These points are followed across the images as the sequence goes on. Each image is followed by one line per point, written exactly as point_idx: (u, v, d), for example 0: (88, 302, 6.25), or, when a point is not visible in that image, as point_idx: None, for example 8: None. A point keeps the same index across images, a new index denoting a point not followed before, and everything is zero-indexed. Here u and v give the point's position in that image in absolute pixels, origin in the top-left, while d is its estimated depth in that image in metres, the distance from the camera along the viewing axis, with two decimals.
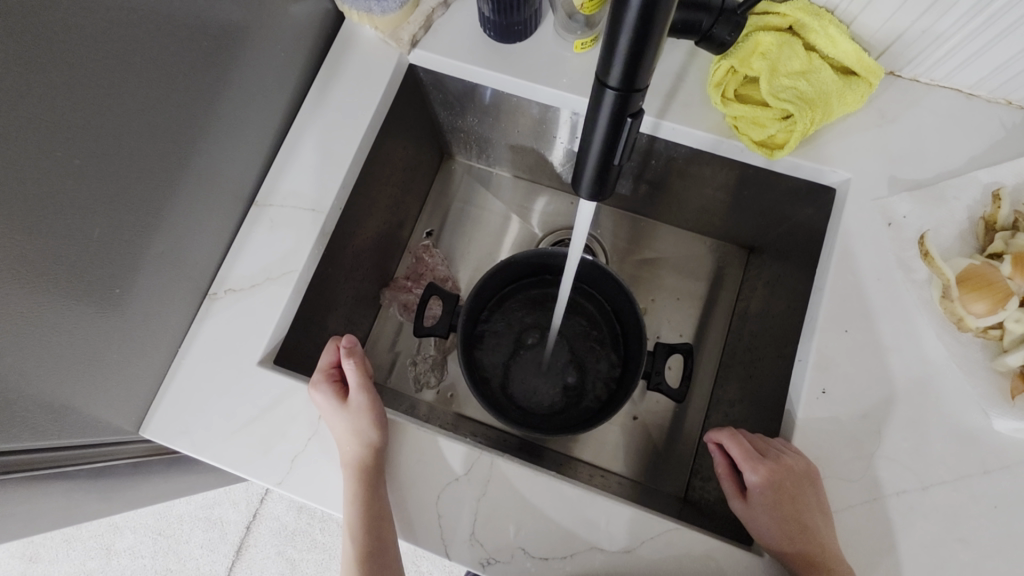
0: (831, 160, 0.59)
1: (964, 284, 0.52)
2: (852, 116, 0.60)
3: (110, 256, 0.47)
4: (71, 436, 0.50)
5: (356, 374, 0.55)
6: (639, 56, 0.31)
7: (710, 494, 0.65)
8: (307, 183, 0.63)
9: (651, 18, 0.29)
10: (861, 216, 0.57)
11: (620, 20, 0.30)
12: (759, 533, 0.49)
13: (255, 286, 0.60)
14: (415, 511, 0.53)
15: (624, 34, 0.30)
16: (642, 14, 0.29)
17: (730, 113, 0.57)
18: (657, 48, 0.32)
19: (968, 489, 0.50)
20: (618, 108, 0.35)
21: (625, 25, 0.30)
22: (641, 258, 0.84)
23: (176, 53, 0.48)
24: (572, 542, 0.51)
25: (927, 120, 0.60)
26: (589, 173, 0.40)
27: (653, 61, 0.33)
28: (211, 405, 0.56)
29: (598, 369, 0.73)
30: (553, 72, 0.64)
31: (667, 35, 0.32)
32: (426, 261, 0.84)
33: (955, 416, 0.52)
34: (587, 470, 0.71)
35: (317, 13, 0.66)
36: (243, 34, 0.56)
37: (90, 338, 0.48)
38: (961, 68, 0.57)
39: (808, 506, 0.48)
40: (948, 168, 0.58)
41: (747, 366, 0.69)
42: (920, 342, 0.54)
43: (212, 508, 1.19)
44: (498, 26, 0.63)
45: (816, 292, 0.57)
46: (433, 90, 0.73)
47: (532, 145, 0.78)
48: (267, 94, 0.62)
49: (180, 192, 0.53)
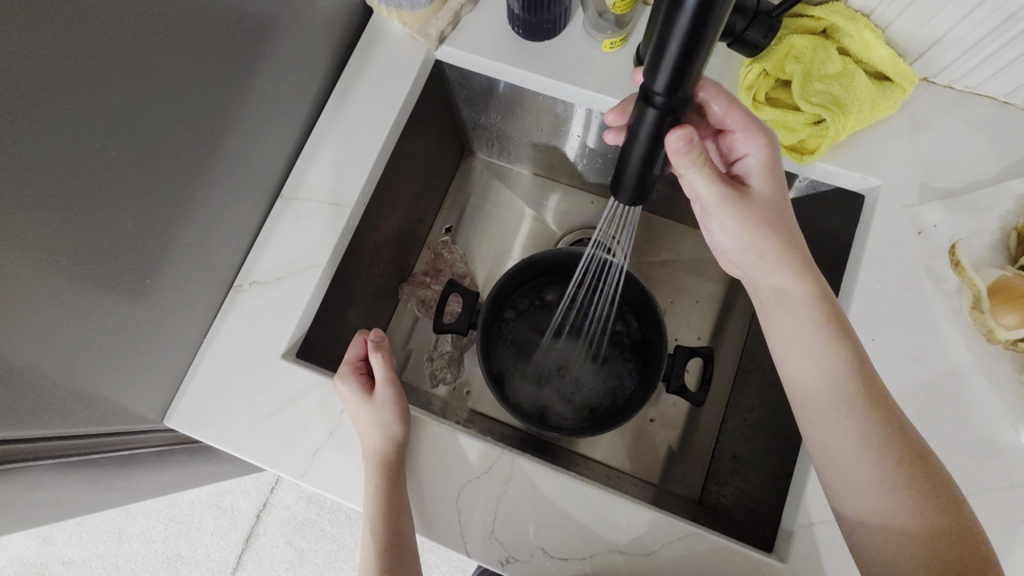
0: (860, 166, 0.58)
1: (995, 296, 0.51)
2: (885, 122, 0.60)
3: (142, 246, 0.48)
4: (99, 423, 0.50)
5: (382, 368, 0.56)
6: (688, 62, 0.31)
7: (726, 498, 0.65)
8: (333, 177, 0.63)
9: (702, 24, 0.29)
10: (891, 224, 0.57)
11: (669, 29, 0.30)
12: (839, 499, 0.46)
13: (280, 279, 0.60)
14: (435, 507, 0.53)
15: (674, 42, 0.30)
16: (694, 19, 0.29)
17: (760, 116, 0.56)
18: (705, 55, 0.32)
19: (993, 503, 0.49)
20: (664, 114, 0.35)
21: (676, 31, 0.30)
22: (659, 260, 0.85)
23: (207, 45, 0.49)
24: (591, 543, 0.51)
25: (961, 127, 0.59)
26: (631, 179, 0.40)
27: (700, 68, 0.32)
28: (234, 396, 0.56)
29: (617, 370, 0.73)
30: (580, 71, 0.64)
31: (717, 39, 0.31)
32: (445, 257, 0.84)
33: (982, 429, 0.51)
34: (603, 470, 0.72)
35: (345, 7, 0.66)
36: (273, 26, 0.56)
37: (119, 327, 0.48)
38: (998, 76, 0.57)
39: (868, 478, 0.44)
40: (980, 177, 0.57)
41: (767, 371, 0.68)
42: (947, 352, 0.53)
43: (223, 495, 1.20)
44: (527, 23, 0.62)
45: (842, 299, 0.56)
46: (457, 87, 0.73)
47: (554, 144, 0.78)
48: (294, 86, 0.62)
49: (209, 183, 0.54)
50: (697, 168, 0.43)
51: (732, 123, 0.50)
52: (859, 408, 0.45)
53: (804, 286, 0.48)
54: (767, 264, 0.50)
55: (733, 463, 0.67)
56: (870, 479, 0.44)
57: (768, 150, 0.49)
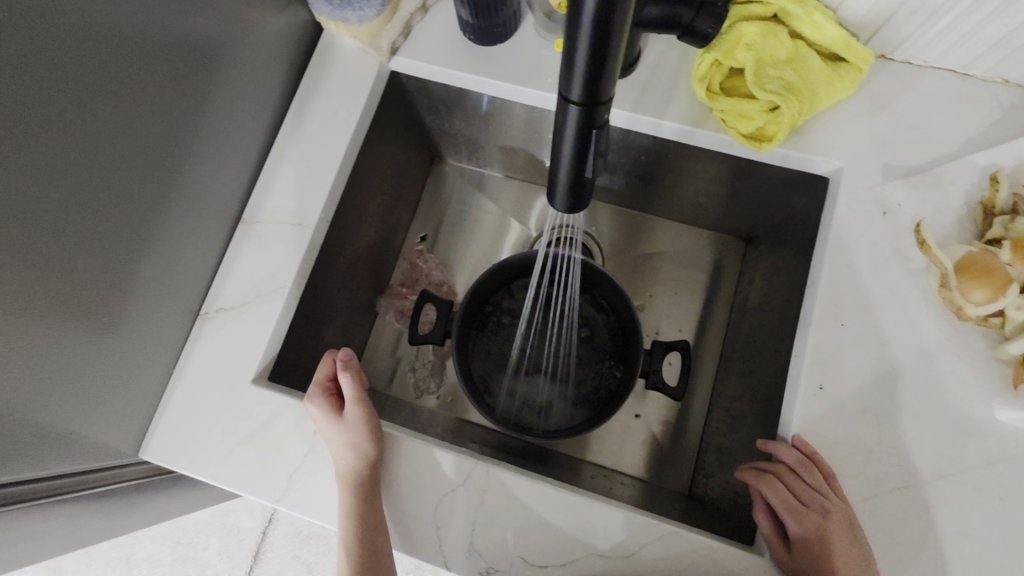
0: (821, 150, 0.58)
1: (961, 273, 0.51)
2: (845, 103, 0.59)
3: (100, 283, 0.47)
4: (71, 463, 0.50)
5: (352, 387, 0.56)
6: (598, 69, 0.32)
7: (713, 490, 0.65)
8: (293, 198, 0.63)
9: (605, 32, 0.30)
10: (856, 205, 0.56)
11: (573, 37, 0.30)
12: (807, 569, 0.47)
13: (246, 303, 0.60)
14: (414, 522, 0.53)
15: (580, 50, 0.31)
16: (595, 29, 0.29)
17: (716, 106, 0.56)
18: (617, 62, 0.32)
19: (972, 481, 0.49)
20: (584, 122, 0.35)
21: (580, 39, 0.30)
22: (640, 254, 0.83)
23: (155, 80, 0.48)
24: (572, 548, 0.51)
25: (923, 102, 0.58)
26: (563, 187, 0.40)
27: (613, 74, 0.33)
28: (207, 426, 0.56)
29: (598, 370, 0.72)
30: (536, 73, 0.63)
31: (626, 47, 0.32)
32: (421, 267, 0.84)
33: (956, 406, 0.51)
34: (591, 471, 0.71)
35: (296, 24, 0.65)
36: (221, 50, 0.55)
37: (83, 366, 0.48)
38: (954, 48, 0.56)
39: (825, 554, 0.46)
40: (944, 152, 0.56)
41: (747, 360, 0.68)
42: (918, 332, 0.53)
43: (227, 515, 1.20)
44: (477, 29, 0.62)
45: (810, 286, 0.56)
46: (417, 95, 0.72)
47: (522, 146, 0.77)
48: (249, 110, 0.61)
49: (169, 216, 0.54)
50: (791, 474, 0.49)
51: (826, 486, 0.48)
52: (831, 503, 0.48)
53: (841, 540, 0.46)
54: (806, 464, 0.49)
55: (718, 455, 0.67)
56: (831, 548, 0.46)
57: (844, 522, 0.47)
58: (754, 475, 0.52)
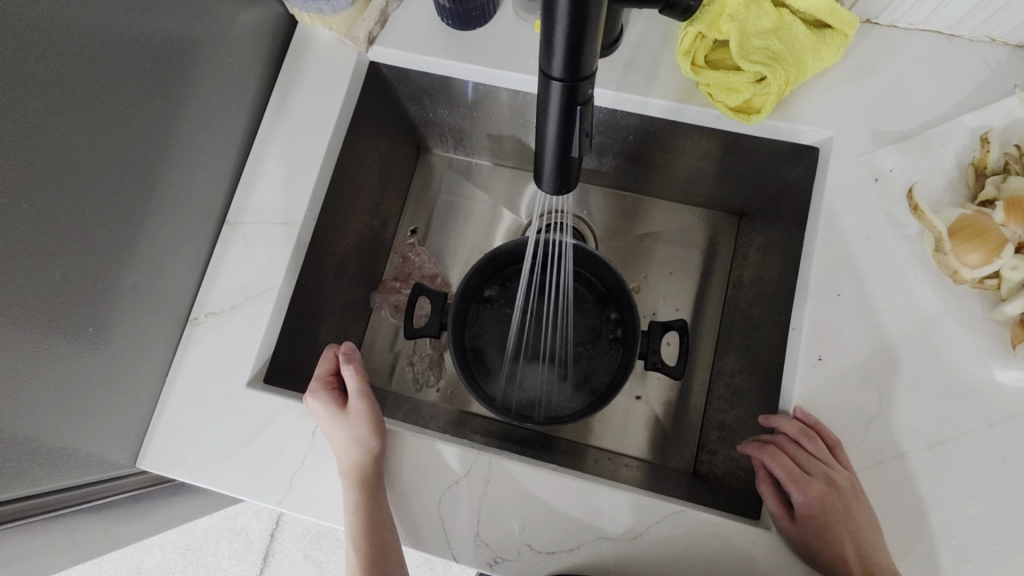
0: (810, 120, 0.57)
1: (956, 236, 0.50)
2: (831, 71, 0.58)
3: (81, 295, 0.46)
4: (64, 477, 0.49)
5: (355, 381, 0.55)
6: (579, 43, 0.31)
7: (717, 467, 0.65)
8: (277, 197, 0.62)
9: (583, 5, 0.29)
10: (846, 174, 0.56)
11: (551, 11, 0.30)
12: (813, 538, 0.47)
13: (235, 306, 0.59)
14: (418, 517, 0.53)
15: (559, 25, 0.30)
16: (574, 3, 0.28)
17: (701, 80, 0.56)
18: (598, 36, 0.32)
19: (974, 444, 0.49)
20: (567, 99, 0.34)
21: (559, 15, 0.29)
22: (633, 236, 0.82)
23: (123, 83, 0.46)
24: (579, 532, 0.51)
25: (910, 66, 0.57)
26: (550, 169, 0.40)
27: (595, 49, 0.32)
28: (205, 432, 0.56)
29: (599, 354, 0.71)
30: (517, 56, 0.62)
31: (606, 20, 0.31)
32: (413, 260, 0.83)
33: (956, 370, 0.50)
34: (595, 456, 0.71)
35: (269, 18, 0.63)
36: (193, 48, 0.53)
37: (69, 379, 0.47)
38: (939, 10, 0.55)
39: (832, 522, 0.46)
40: (934, 116, 0.56)
41: (745, 336, 0.68)
42: (914, 297, 0.52)
43: (235, 519, 1.20)
44: (455, 13, 0.61)
45: (805, 258, 0.55)
46: (399, 86, 0.71)
47: (508, 132, 0.76)
48: (226, 109, 0.60)
49: (150, 222, 0.52)
50: (798, 447, 0.49)
51: (830, 456, 0.48)
52: (834, 470, 0.48)
53: (846, 506, 0.47)
54: (812, 437, 0.49)
55: (721, 432, 0.67)
56: (835, 517, 0.46)
57: (849, 487, 0.47)
58: (756, 446, 0.52)
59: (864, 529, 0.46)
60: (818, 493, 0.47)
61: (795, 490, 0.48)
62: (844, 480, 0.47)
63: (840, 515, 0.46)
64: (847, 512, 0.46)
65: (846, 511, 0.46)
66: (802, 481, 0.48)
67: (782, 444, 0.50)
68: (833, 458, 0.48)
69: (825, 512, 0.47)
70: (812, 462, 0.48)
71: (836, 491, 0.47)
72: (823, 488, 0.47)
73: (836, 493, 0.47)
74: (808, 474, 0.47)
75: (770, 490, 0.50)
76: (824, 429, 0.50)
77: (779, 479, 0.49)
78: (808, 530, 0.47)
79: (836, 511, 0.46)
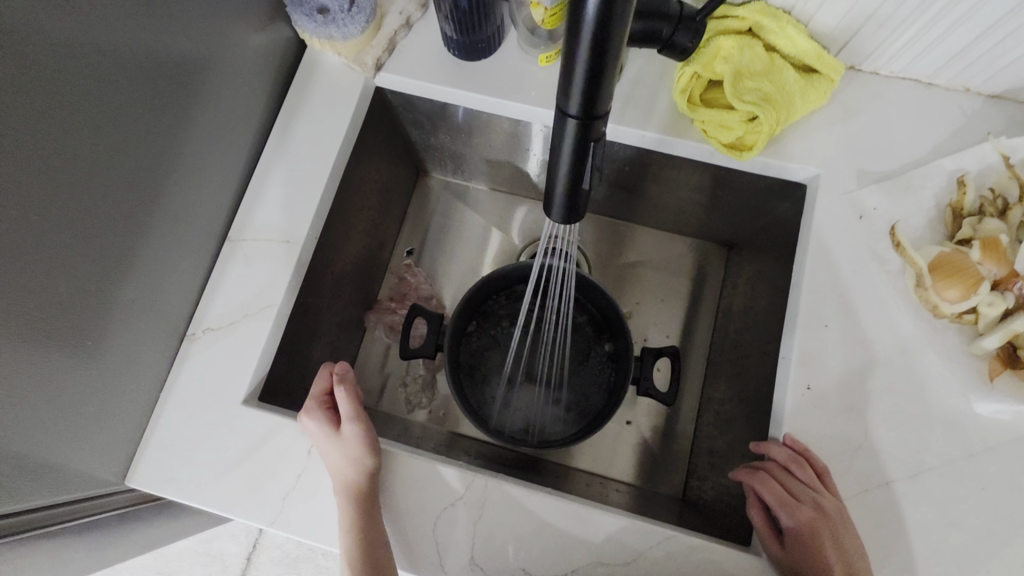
0: (798, 158, 0.60)
1: (936, 272, 0.53)
2: (818, 113, 0.61)
3: (80, 308, 0.46)
4: (51, 493, 0.48)
5: (348, 403, 0.55)
6: (596, 84, 0.33)
7: (707, 493, 0.66)
8: (280, 215, 0.62)
9: (601, 50, 0.31)
10: (833, 211, 0.58)
11: (571, 54, 0.32)
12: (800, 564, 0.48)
13: (234, 323, 0.59)
14: (413, 540, 0.52)
15: (578, 67, 0.32)
16: (593, 48, 0.30)
17: (697, 117, 0.59)
18: (613, 79, 0.34)
19: (955, 473, 0.50)
20: (581, 135, 0.36)
21: (578, 58, 0.31)
22: (625, 263, 0.84)
23: (134, 100, 0.47)
24: (572, 556, 0.51)
25: (891, 110, 0.61)
26: (559, 199, 0.41)
27: (610, 91, 0.34)
28: (198, 450, 0.55)
29: (593, 379, 0.72)
30: (520, 87, 0.64)
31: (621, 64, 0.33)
32: (409, 281, 0.83)
33: (938, 401, 0.52)
34: (585, 480, 0.72)
35: (278, 42, 0.65)
36: (203, 68, 0.55)
37: (63, 393, 0.46)
38: (918, 60, 0.59)
39: (819, 549, 0.47)
40: (913, 158, 0.59)
41: (734, 364, 0.69)
42: (897, 329, 0.55)
43: (211, 542, 1.17)
44: (461, 44, 0.63)
45: (794, 289, 0.57)
46: (403, 111, 0.72)
47: (506, 159, 0.78)
48: (233, 128, 0.61)
49: (153, 237, 0.53)
50: (788, 474, 0.50)
51: (819, 482, 0.49)
52: (822, 496, 0.49)
53: (834, 533, 0.47)
54: (801, 465, 0.50)
55: (710, 458, 0.68)
56: (822, 543, 0.47)
57: (837, 514, 0.48)
58: (747, 473, 0.53)
59: (851, 556, 0.47)
60: (806, 519, 0.48)
61: (784, 516, 0.49)
62: (832, 507, 0.48)
63: (827, 542, 0.47)
64: (834, 539, 0.47)
65: (832, 538, 0.47)
66: (791, 508, 0.49)
67: (772, 470, 0.51)
68: (821, 485, 0.49)
69: (812, 538, 0.47)
70: (801, 488, 0.49)
71: (824, 517, 0.48)
72: (812, 514, 0.48)
73: (824, 520, 0.48)
74: (797, 501, 0.49)
75: (759, 515, 0.51)
76: (813, 457, 0.51)
77: (769, 505, 0.51)
78: (795, 556, 0.48)
79: (823, 538, 0.47)
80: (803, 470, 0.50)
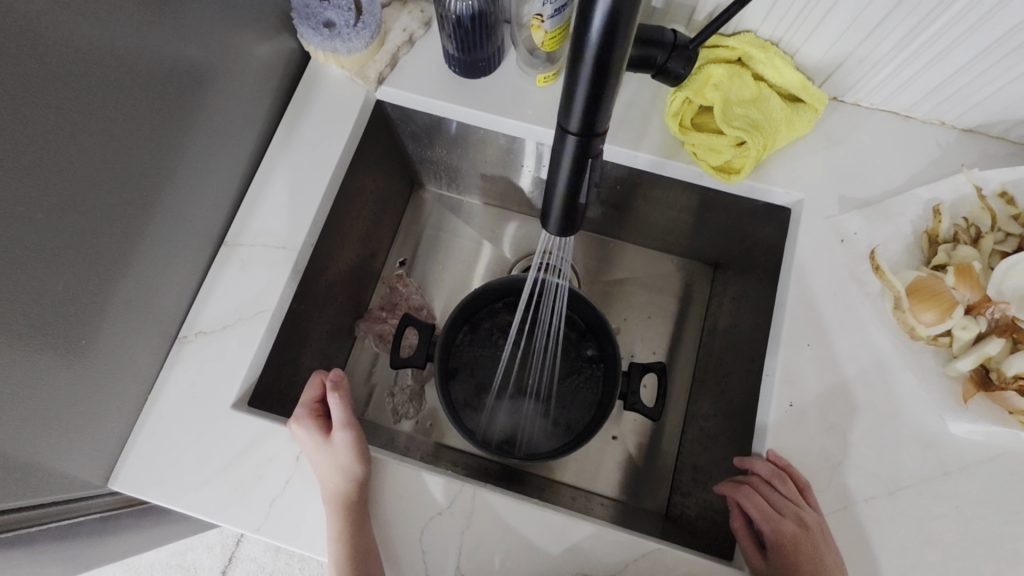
0: (783, 183, 0.62)
1: (913, 296, 0.55)
2: (802, 140, 0.64)
3: (76, 307, 0.46)
4: (35, 494, 0.48)
5: (341, 409, 0.55)
6: (595, 104, 0.34)
7: (690, 509, 0.67)
8: (277, 221, 0.63)
9: (602, 73, 0.32)
10: (816, 234, 0.61)
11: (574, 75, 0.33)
12: None
13: (226, 327, 0.59)
14: (398, 548, 0.52)
15: (580, 87, 0.34)
16: (595, 70, 0.32)
17: (688, 140, 0.61)
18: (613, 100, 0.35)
19: (931, 491, 0.52)
20: (580, 151, 0.38)
21: (580, 79, 0.33)
22: (614, 279, 0.85)
23: (142, 104, 0.48)
24: (557, 568, 0.52)
25: (871, 140, 0.64)
26: (557, 212, 0.43)
27: (609, 111, 0.36)
28: (184, 453, 0.55)
29: (580, 394, 0.73)
30: (517, 105, 0.66)
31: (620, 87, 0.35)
32: (400, 290, 0.84)
33: (914, 421, 0.54)
34: (569, 493, 0.72)
35: (283, 53, 0.66)
36: (209, 75, 0.56)
37: (53, 393, 0.46)
38: (897, 94, 0.62)
39: (801, 563, 0.48)
40: (892, 186, 0.62)
41: (719, 381, 0.71)
42: (876, 349, 0.56)
43: (184, 554, 1.14)
44: (462, 62, 0.65)
45: (778, 309, 0.59)
46: (401, 124, 0.74)
47: (501, 174, 0.80)
48: (235, 134, 0.62)
49: (151, 238, 0.53)
50: (770, 488, 0.51)
51: (800, 497, 0.50)
52: (803, 511, 0.50)
53: (815, 547, 0.48)
54: (783, 480, 0.51)
55: (694, 474, 0.69)
56: (804, 558, 0.48)
57: (817, 527, 0.49)
58: (731, 488, 0.54)
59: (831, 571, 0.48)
60: (788, 533, 0.49)
61: (766, 530, 0.50)
62: (813, 521, 0.50)
63: (809, 557, 0.48)
64: (816, 554, 0.48)
65: (814, 552, 0.48)
66: (773, 523, 0.50)
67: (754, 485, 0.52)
68: (801, 499, 0.50)
69: (795, 553, 0.48)
70: (783, 502, 0.50)
71: (805, 531, 0.49)
72: (793, 528, 0.49)
73: (805, 534, 0.49)
74: (779, 516, 0.50)
75: (743, 530, 0.52)
76: (794, 471, 0.52)
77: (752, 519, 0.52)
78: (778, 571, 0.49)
79: (804, 552, 0.48)
80: (784, 485, 0.51)
